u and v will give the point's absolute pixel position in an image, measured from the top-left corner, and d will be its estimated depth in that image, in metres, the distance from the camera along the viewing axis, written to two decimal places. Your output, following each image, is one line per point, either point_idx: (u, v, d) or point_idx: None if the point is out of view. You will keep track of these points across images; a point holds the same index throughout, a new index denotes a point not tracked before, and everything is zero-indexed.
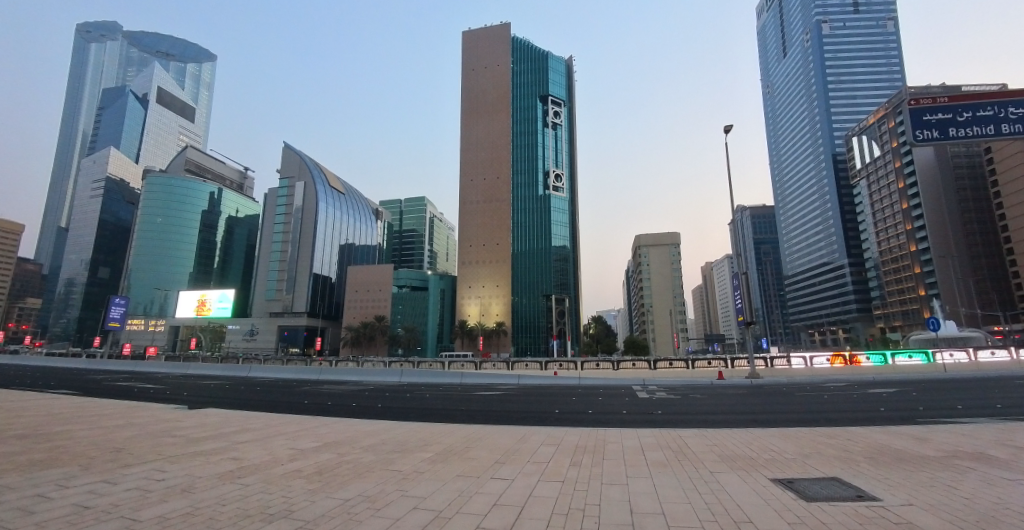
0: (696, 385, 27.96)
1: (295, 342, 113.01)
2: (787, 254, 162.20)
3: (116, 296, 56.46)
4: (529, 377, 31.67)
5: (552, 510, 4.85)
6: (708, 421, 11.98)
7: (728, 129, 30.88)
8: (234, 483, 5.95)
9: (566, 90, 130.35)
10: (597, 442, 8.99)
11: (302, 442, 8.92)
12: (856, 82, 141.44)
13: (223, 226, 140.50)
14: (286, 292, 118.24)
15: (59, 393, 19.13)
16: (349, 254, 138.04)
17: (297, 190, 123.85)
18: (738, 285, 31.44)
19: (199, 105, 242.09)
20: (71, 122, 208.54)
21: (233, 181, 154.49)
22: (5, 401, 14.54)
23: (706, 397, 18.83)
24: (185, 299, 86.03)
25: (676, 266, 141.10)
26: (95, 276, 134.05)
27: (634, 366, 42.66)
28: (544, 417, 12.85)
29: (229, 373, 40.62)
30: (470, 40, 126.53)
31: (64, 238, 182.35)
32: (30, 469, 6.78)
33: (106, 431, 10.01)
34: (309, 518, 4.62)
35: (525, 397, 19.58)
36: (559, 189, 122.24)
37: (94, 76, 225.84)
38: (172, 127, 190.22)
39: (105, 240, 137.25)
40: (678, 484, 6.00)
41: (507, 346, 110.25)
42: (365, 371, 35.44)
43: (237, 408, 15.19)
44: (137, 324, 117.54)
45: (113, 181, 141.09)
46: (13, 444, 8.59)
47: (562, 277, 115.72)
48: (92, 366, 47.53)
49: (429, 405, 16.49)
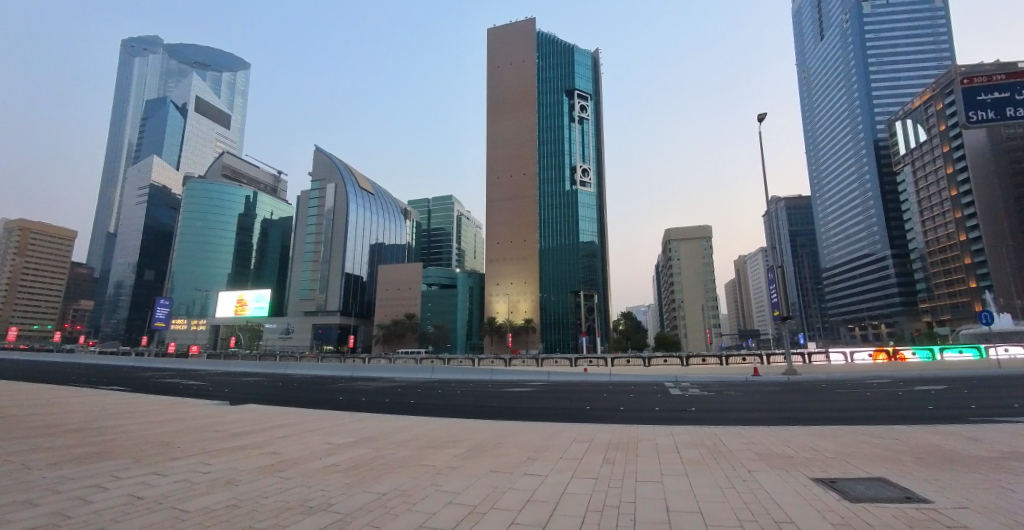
0: (731, 381, 27.24)
1: (329, 340, 114.80)
2: (825, 247, 156.15)
3: (162, 297, 59.05)
4: (559, 373, 31.52)
5: (586, 508, 4.80)
6: (743, 420, 11.56)
7: (763, 117, 30.07)
8: (273, 477, 6.13)
9: (592, 84, 128.60)
10: (628, 439, 8.82)
11: (337, 437, 9.15)
12: (899, 62, 134.15)
13: (258, 228, 145.81)
14: (319, 291, 122.33)
15: (107, 390, 20.29)
16: (379, 254, 139.87)
17: (329, 191, 126.95)
18: (771, 279, 30.74)
19: (234, 112, 251.27)
20: (117, 132, 220.29)
21: (266, 184, 160.01)
22: (65, 397, 15.60)
23: (735, 393, 18.63)
24: (226, 300, 89.77)
25: (707, 260, 138.02)
26: (141, 279, 141.68)
27: (665, 363, 42.27)
28: (573, 415, 12.71)
29: (267, 370, 42.24)
30: (495, 36, 127.19)
31: (112, 243, 193.19)
32: (87, 462, 7.21)
33: (153, 425, 10.55)
34: (346, 512, 4.72)
35: (553, 394, 19.45)
36: (586, 184, 121.15)
37: (139, 88, 238.27)
38: (210, 135, 198.12)
39: (148, 244, 144.37)
40: (715, 483, 5.84)
41: (536, 342, 110.99)
42: (397, 368, 36.06)
43: (273, 404, 15.69)
44: (180, 324, 123.19)
45: (156, 188, 148.41)
46: (65, 438, 9.03)
47: (590, 273, 115.19)
48: (142, 364, 49.80)
49: (458, 402, 16.67)
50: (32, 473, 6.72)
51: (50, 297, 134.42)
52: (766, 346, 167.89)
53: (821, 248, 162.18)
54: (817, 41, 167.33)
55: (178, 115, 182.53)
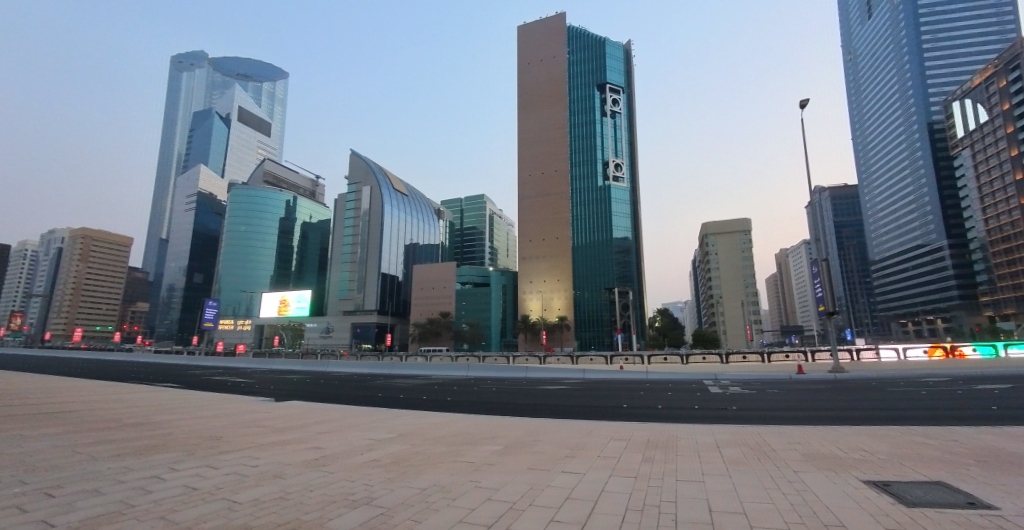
0: (774, 378, 26.28)
1: (367, 339, 118.00)
2: (874, 238, 148.23)
3: (212, 298, 62.07)
4: (593, 371, 31.27)
5: (625, 508, 4.72)
6: (788, 419, 11.10)
7: (806, 103, 29.01)
8: (318, 470, 6.35)
9: (625, 77, 126.08)
10: (668, 437, 8.65)
11: (376, 433, 9.37)
12: (956, 38, 125.93)
13: (298, 231, 150.93)
14: (357, 291, 126.19)
15: (165, 387, 21.56)
16: (414, 254, 141.83)
17: (365, 193, 130.51)
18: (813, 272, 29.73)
19: (274, 120, 261.55)
20: (168, 144, 233.23)
21: (305, 188, 165.46)
22: (126, 393, 16.66)
23: (779, 390, 17.95)
24: (270, 300, 93.93)
25: (746, 254, 133.66)
26: (191, 282, 149.97)
27: (704, 360, 41.31)
28: (609, 413, 12.57)
29: (309, 368, 43.80)
30: (526, 33, 127.38)
31: (165, 249, 204.87)
32: (146, 453, 7.69)
33: (205, 420, 11.15)
34: (388, 506, 4.84)
35: (589, 391, 19.35)
36: (619, 178, 119.02)
37: (186, 100, 251.67)
38: (251, 143, 206.67)
39: (196, 249, 152.31)
40: (758, 483, 5.68)
41: (570, 339, 111.31)
42: (433, 366, 36.53)
43: (316, 401, 16.20)
44: (228, 324, 129.68)
45: (203, 196, 156.33)
46: (127, 431, 9.66)
47: (624, 269, 113.37)
48: (198, 362, 52.74)
49: (493, 399, 16.78)
50: (98, 462, 7.22)
51: (111, 300, 144.68)
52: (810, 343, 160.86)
53: (869, 240, 153.85)
54: (864, 20, 158.87)
55: (222, 125, 191.43)
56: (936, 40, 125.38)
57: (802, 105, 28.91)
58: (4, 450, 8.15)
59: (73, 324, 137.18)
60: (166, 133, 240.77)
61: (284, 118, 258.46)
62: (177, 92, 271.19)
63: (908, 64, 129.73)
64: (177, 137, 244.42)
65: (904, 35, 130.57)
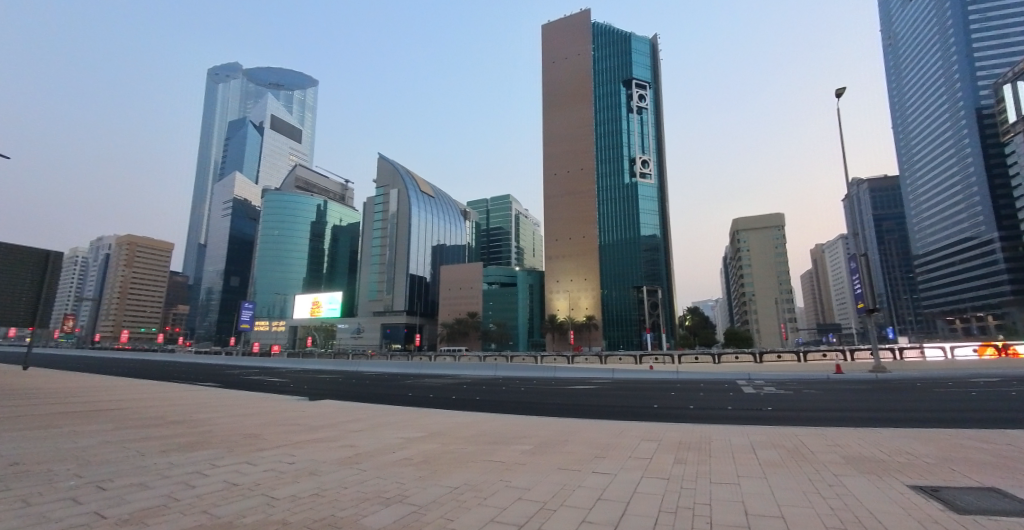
0: (810, 378, 25.37)
1: (397, 339, 120.35)
2: (918, 231, 140.99)
3: (248, 301, 64.25)
4: (622, 370, 31.01)
5: (658, 509, 4.65)
6: (827, 420, 10.71)
7: (842, 93, 27.86)
8: (352, 467, 6.51)
9: (651, 71, 123.81)
10: (700, 438, 8.50)
11: (407, 432, 9.53)
12: (1007, 17, 118.57)
13: (329, 234, 154.58)
14: (386, 292, 128.46)
15: (207, 386, 22.50)
16: (441, 255, 143.36)
17: (393, 196, 132.99)
18: (852, 269, 29.43)
19: (305, 127, 269.36)
20: (206, 153, 243.21)
21: (335, 193, 169.67)
22: (170, 392, 17.43)
23: (815, 391, 17.42)
24: (303, 303, 96.88)
25: (780, 250, 129.71)
26: (228, 285, 155.90)
27: (737, 360, 40.34)
28: (639, 412, 12.42)
29: (341, 367, 44.92)
30: (550, 32, 127.28)
31: (203, 254, 213.56)
32: (190, 450, 8.04)
33: (244, 419, 11.57)
34: (420, 503, 4.90)
35: (619, 391, 19.13)
36: (647, 175, 117.44)
37: (222, 111, 262.01)
38: (283, 149, 213.23)
39: (232, 253, 158.12)
40: (797, 486, 5.50)
41: (598, 339, 110.57)
42: (463, 366, 37.02)
43: (348, 400, 16.59)
44: (263, 325, 134.29)
45: (238, 202, 162.15)
46: (173, 428, 10.11)
47: (653, 267, 111.72)
48: (239, 362, 54.74)
49: (522, 399, 16.80)
50: (146, 458, 7.58)
51: (154, 303, 151.90)
52: (849, 341, 154.48)
53: (913, 233, 146.34)
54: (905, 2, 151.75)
55: (256, 133, 198.22)
56: (984, 20, 118.39)
57: (839, 95, 27.77)
58: (62, 444, 8.67)
59: (120, 326, 144.77)
60: (204, 143, 251.26)
61: (314, 125, 265.84)
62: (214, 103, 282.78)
63: (953, 47, 122.99)
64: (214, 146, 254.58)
65: (949, 15, 123.89)
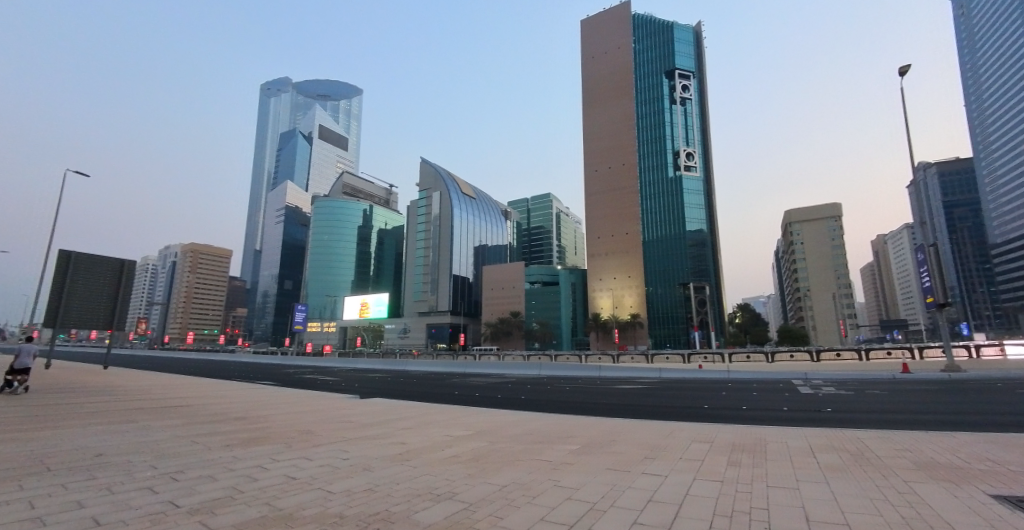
0: (874, 377, 23.93)
1: (442, 338, 123.35)
2: (996, 220, 128.65)
3: (300, 303, 67.44)
4: (670, 370, 30.34)
5: (712, 512, 4.54)
6: (893, 424, 10.02)
7: (906, 70, 26.17)
8: (403, 465, 6.70)
9: (695, 61, 120.45)
10: (754, 440, 8.18)
11: (454, 430, 9.71)
12: None
13: (374, 238, 159.75)
14: (431, 293, 131.46)
15: (265, 384, 23.79)
16: (483, 255, 144.89)
17: (435, 199, 136.38)
18: (920, 260, 27.04)
19: (350, 135, 279.96)
20: (260, 163, 257.65)
21: (379, 197, 175.21)
22: (233, 390, 18.62)
23: (881, 392, 16.38)
24: (353, 304, 101.27)
25: (837, 243, 122.62)
26: (282, 288, 164.61)
27: (792, 358, 38.80)
28: (688, 414, 12.11)
29: (390, 367, 46.36)
30: (589, 26, 126.37)
31: (258, 259, 226.63)
32: (252, 444, 8.56)
33: (301, 415, 12.19)
34: (470, 501, 5.00)
35: (668, 391, 18.75)
36: (691, 168, 114.29)
37: (275, 123, 276.56)
38: (330, 157, 222.46)
39: (285, 258, 166.72)
40: (861, 492, 5.20)
41: (644, 338, 108.29)
42: (508, 365, 37.42)
43: (398, 399, 17.16)
44: (315, 326, 140.92)
45: (290, 209, 170.70)
46: (236, 424, 10.79)
47: (699, 263, 108.60)
48: (297, 361, 57.79)
49: (569, 398, 16.80)
50: (212, 452, 8.11)
51: (215, 306, 162.66)
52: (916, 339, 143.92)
53: (990, 222, 133.78)
54: None
55: (305, 143, 207.90)
56: None
57: (902, 73, 25.96)
58: (139, 438, 9.42)
59: (186, 328, 156.29)
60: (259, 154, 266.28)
61: (358, 132, 275.63)
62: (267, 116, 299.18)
63: None
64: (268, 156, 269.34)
65: None
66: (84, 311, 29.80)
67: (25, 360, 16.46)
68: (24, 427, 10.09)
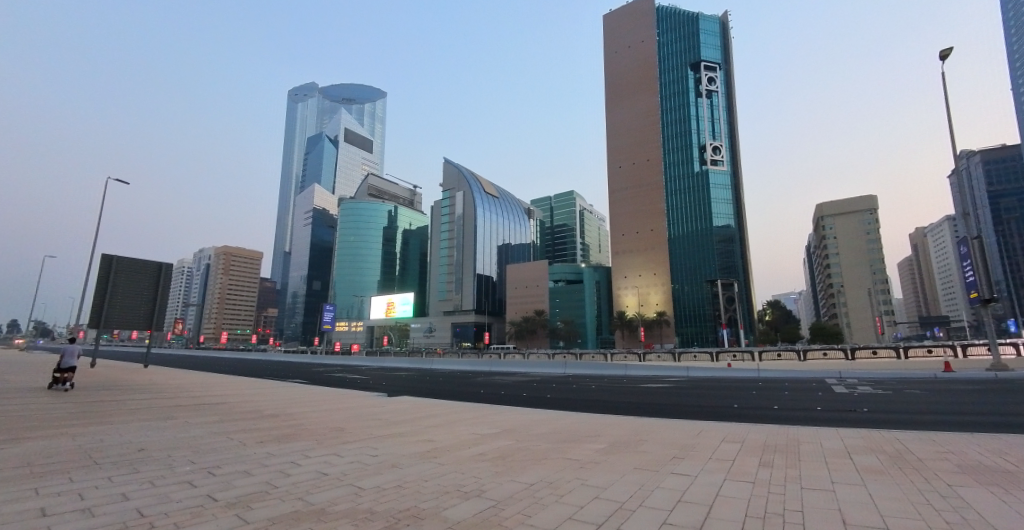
0: (916, 378, 22.90)
1: (467, 337, 124.50)
2: None
3: (328, 304, 68.72)
4: (698, 368, 29.82)
5: (745, 513, 4.46)
6: (935, 425, 9.60)
7: (946, 55, 24.93)
8: (430, 462, 6.80)
9: (721, 52, 117.48)
10: (788, 441, 7.96)
11: (481, 428, 9.79)
12: None
13: (399, 238, 162.13)
14: (455, 292, 132.64)
15: (296, 383, 24.55)
16: (506, 254, 145.13)
17: (459, 198, 137.76)
18: (962, 253, 26.15)
19: (375, 137, 284.90)
20: (289, 168, 264.91)
21: (404, 198, 177.81)
22: (267, 389, 19.25)
23: (921, 391, 15.69)
24: (379, 304, 103.23)
25: (872, 237, 118.15)
26: (311, 289, 168.83)
27: (826, 357, 37.54)
28: (716, 414, 11.89)
29: (417, 365, 47.00)
30: (611, 21, 125.30)
31: (287, 261, 233.01)
32: (285, 440, 8.82)
33: (331, 413, 12.49)
34: (498, 499, 5.03)
35: (695, 391, 18.47)
36: (718, 162, 111.43)
37: (303, 127, 284.16)
38: (355, 160, 226.69)
39: (313, 259, 170.92)
40: (903, 496, 4.99)
41: (671, 336, 106.87)
42: (533, 363, 37.48)
43: (424, 397, 17.38)
44: (343, 325, 144.17)
45: (317, 211, 174.97)
46: (269, 421, 11.16)
47: (728, 260, 105.91)
48: (328, 360, 59.39)
49: (596, 397, 16.71)
50: (248, 448, 8.41)
51: (248, 307, 168.19)
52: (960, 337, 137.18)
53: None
54: None
55: (331, 147, 212.70)
56: None
57: (942, 57, 24.84)
58: (179, 434, 9.85)
59: (220, 328, 162.12)
60: (288, 158, 273.80)
61: (383, 135, 280.08)
62: (295, 121, 307.77)
63: None
64: (296, 160, 276.94)
65: None
66: (131, 313, 31.46)
67: (71, 359, 17.43)
68: (76, 422, 10.73)
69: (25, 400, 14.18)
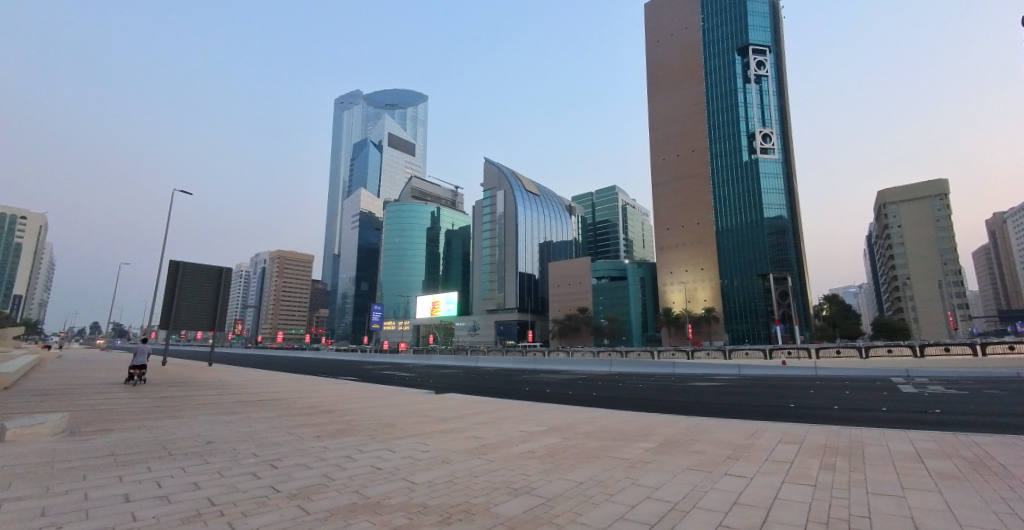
0: (1000, 377, 21.00)
1: (510, 335, 126.17)
2: None
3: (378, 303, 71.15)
4: (751, 366, 28.53)
5: (806, 517, 4.29)
6: (1018, 429, 8.83)
7: None
8: (480, 458, 6.95)
9: (771, 33, 111.41)
10: (851, 442, 7.54)
11: (529, 426, 9.85)
12: None
13: (442, 238, 165.43)
14: (498, 291, 134.10)
15: (350, 380, 25.48)
16: (547, 252, 144.84)
17: (499, 198, 138.72)
18: None
19: (417, 140, 290.65)
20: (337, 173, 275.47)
21: (447, 199, 181.11)
22: (325, 386, 20.19)
23: (1004, 391, 14.36)
24: (425, 303, 105.69)
25: (942, 223, 109.10)
26: (359, 289, 175.10)
27: (891, 354, 35.17)
28: (773, 414, 11.36)
29: (463, 363, 47.73)
30: (653, 10, 122.51)
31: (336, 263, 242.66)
32: (341, 435, 9.24)
33: (383, 409, 12.89)
34: (548, 496, 5.07)
35: (749, 390, 17.71)
36: (768, 150, 105.99)
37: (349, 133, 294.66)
38: (399, 163, 232.58)
39: (361, 261, 177.18)
40: (982, 505, 4.63)
41: (720, 333, 103.96)
42: (578, 361, 37.14)
43: (472, 395, 17.69)
44: (391, 324, 149.28)
45: (364, 214, 181.19)
46: (324, 416, 11.71)
47: (780, 253, 100.82)
48: (381, 358, 61.47)
49: (645, 396, 16.35)
50: (305, 442, 8.84)
51: (301, 307, 176.72)
52: None
53: None
54: None
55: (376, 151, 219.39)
56: None
57: None
58: (246, 427, 10.51)
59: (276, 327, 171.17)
60: (336, 163, 284.69)
61: (425, 138, 285.60)
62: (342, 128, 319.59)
63: None
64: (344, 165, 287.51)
65: None
66: (206, 315, 33.94)
67: (139, 357, 19.01)
68: (156, 415, 11.67)
69: (117, 393, 15.68)
